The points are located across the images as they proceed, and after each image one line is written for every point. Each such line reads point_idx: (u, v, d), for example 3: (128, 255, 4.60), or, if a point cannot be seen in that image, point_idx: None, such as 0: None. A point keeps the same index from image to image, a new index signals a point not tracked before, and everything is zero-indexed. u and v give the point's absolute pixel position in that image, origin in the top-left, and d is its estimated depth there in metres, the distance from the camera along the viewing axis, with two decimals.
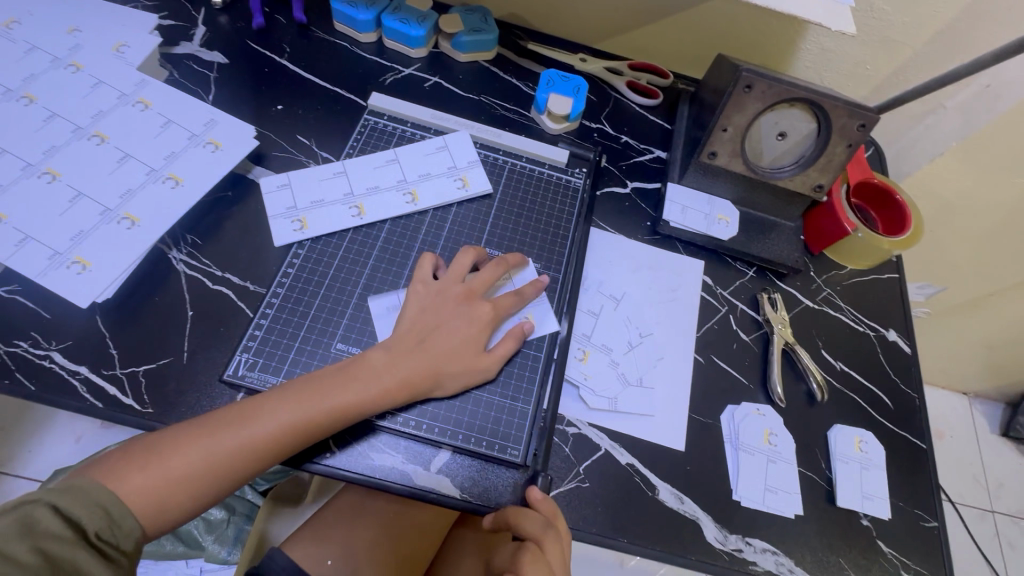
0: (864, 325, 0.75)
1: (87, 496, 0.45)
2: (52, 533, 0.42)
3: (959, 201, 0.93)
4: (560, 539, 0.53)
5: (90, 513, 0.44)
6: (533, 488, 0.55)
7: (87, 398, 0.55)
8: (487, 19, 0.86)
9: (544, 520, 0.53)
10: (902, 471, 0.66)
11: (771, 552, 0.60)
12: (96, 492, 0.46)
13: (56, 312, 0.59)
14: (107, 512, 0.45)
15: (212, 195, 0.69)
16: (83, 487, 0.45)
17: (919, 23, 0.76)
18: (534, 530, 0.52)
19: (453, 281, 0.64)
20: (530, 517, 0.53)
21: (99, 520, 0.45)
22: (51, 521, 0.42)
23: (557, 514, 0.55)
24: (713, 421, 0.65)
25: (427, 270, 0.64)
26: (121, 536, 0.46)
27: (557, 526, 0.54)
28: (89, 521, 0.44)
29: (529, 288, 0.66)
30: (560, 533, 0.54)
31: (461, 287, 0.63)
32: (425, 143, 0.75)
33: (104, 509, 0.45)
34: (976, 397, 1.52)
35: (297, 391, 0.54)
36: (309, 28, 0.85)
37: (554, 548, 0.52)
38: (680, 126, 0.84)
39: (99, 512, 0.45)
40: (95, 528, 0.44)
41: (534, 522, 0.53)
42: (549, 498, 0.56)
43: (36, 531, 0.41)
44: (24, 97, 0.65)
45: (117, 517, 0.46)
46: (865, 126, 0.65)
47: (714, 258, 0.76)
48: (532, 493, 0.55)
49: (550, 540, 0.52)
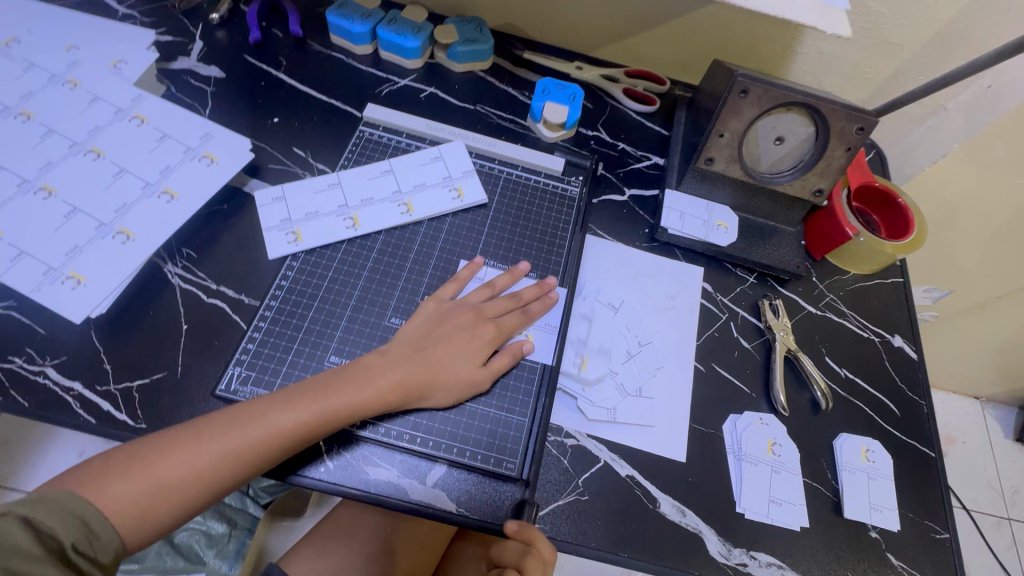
0: (869, 331, 0.74)
1: (63, 508, 0.44)
2: (21, 550, 0.41)
3: (964, 203, 0.92)
4: (542, 564, 0.51)
5: (66, 525, 0.44)
6: (509, 520, 0.53)
7: (79, 414, 0.55)
8: (482, 29, 0.86)
9: (522, 549, 0.52)
10: (910, 481, 0.65)
11: (776, 566, 0.58)
12: (73, 501, 0.45)
13: (50, 328, 0.59)
14: (84, 522, 0.45)
15: (207, 208, 0.69)
16: (59, 496, 0.45)
17: (917, 24, 0.75)
18: (512, 559, 0.52)
19: (461, 300, 0.65)
20: (509, 549, 0.53)
21: (75, 531, 0.44)
22: (21, 537, 0.41)
23: (538, 537, 0.52)
24: (715, 431, 0.64)
25: (447, 291, 0.65)
26: (97, 548, 0.45)
27: (541, 554, 0.52)
28: (63, 533, 0.43)
29: (536, 307, 0.66)
30: (543, 558, 0.52)
31: (473, 308, 0.64)
32: (420, 154, 0.75)
33: (81, 520, 0.45)
34: (989, 402, 1.50)
35: (290, 397, 0.53)
36: (306, 41, 0.85)
37: (537, 575, 0.51)
38: (678, 132, 0.83)
39: (76, 524, 0.44)
40: (72, 540, 0.44)
41: (513, 553, 0.52)
42: (527, 526, 0.53)
43: (3, 548, 0.40)
44: (21, 114, 0.65)
45: (95, 528, 0.45)
46: (864, 129, 0.64)
47: (714, 265, 0.75)
48: (507, 526, 0.52)
49: (529, 570, 0.51)
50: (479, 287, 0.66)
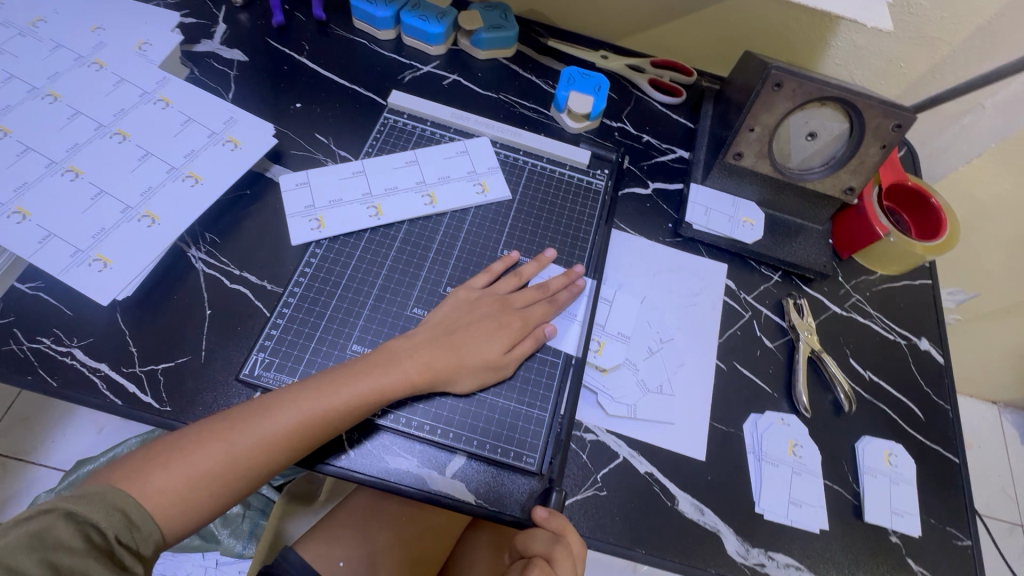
0: (895, 333, 0.73)
1: (103, 500, 0.44)
2: (64, 544, 0.41)
3: (996, 205, 0.90)
4: (570, 558, 0.51)
5: (108, 516, 0.44)
6: (538, 507, 0.53)
7: (105, 396, 0.56)
8: (506, 16, 0.85)
9: (552, 537, 0.51)
10: (933, 486, 0.64)
11: (795, 567, 0.58)
12: (113, 494, 0.45)
13: (78, 310, 0.59)
14: (125, 515, 0.45)
15: (231, 193, 0.69)
16: (101, 490, 0.45)
17: (957, 18, 0.73)
18: (540, 548, 0.51)
19: (488, 289, 0.64)
20: (537, 536, 0.51)
21: (117, 523, 0.44)
22: (64, 530, 0.42)
23: (568, 529, 0.52)
24: (735, 430, 0.63)
25: (478, 280, 0.65)
26: (139, 540, 0.45)
27: (569, 544, 0.51)
28: (107, 525, 0.44)
29: (563, 300, 0.65)
30: (571, 551, 0.51)
31: (498, 297, 0.63)
32: (446, 146, 0.75)
33: (122, 513, 0.45)
34: (1006, 406, 1.48)
35: (318, 384, 0.53)
36: (328, 25, 0.84)
37: (565, 566, 0.50)
38: (704, 125, 0.82)
39: (117, 515, 0.45)
40: (114, 531, 0.44)
41: (541, 541, 0.51)
42: (557, 516, 0.53)
43: (46, 541, 0.41)
44: (48, 95, 0.65)
45: (135, 519, 0.45)
46: (900, 126, 0.62)
47: (738, 262, 0.74)
48: (536, 513, 0.52)
49: (558, 559, 0.50)
50: (505, 276, 0.66)
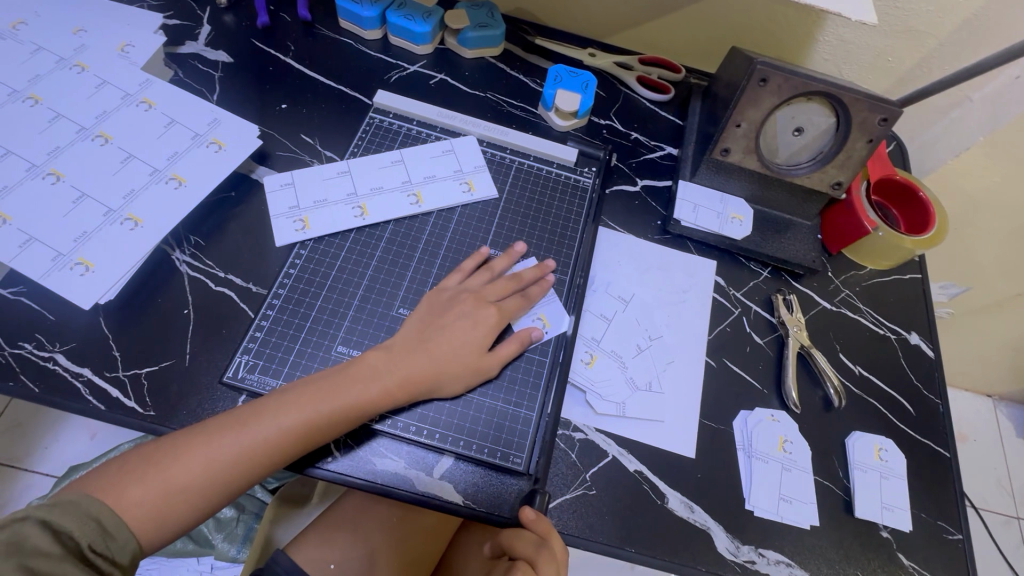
0: (884, 328, 0.73)
1: (78, 509, 0.44)
2: (40, 551, 0.41)
3: (986, 198, 0.90)
4: (554, 562, 0.51)
5: (81, 524, 0.44)
6: (526, 508, 0.52)
7: (88, 401, 0.55)
8: (494, 14, 0.84)
9: (538, 540, 0.51)
10: (924, 481, 0.64)
11: (785, 564, 0.57)
12: (87, 504, 0.45)
13: (60, 314, 0.59)
14: (100, 523, 0.44)
15: (215, 195, 0.68)
16: (75, 498, 0.45)
17: (944, 12, 0.73)
18: (526, 551, 0.51)
19: (460, 286, 0.64)
20: (523, 538, 0.52)
21: (91, 532, 0.44)
22: (40, 538, 0.41)
23: (552, 533, 0.52)
24: (725, 427, 0.63)
25: (451, 280, 0.64)
26: (115, 549, 0.45)
27: (553, 549, 0.51)
28: (81, 534, 0.43)
29: (535, 292, 0.66)
30: (556, 556, 0.51)
31: (472, 292, 0.63)
32: (432, 146, 0.74)
33: (97, 522, 0.44)
34: (1001, 400, 1.48)
35: (301, 394, 0.53)
36: (314, 26, 0.84)
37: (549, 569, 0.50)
38: (692, 121, 0.82)
39: (92, 524, 0.44)
40: (88, 540, 0.43)
41: (528, 543, 0.51)
42: (543, 519, 0.53)
43: (24, 549, 0.41)
44: (29, 98, 0.65)
45: (110, 529, 0.45)
46: (887, 120, 0.62)
47: (727, 258, 0.74)
48: (526, 513, 0.52)
49: (542, 563, 0.50)
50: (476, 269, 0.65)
